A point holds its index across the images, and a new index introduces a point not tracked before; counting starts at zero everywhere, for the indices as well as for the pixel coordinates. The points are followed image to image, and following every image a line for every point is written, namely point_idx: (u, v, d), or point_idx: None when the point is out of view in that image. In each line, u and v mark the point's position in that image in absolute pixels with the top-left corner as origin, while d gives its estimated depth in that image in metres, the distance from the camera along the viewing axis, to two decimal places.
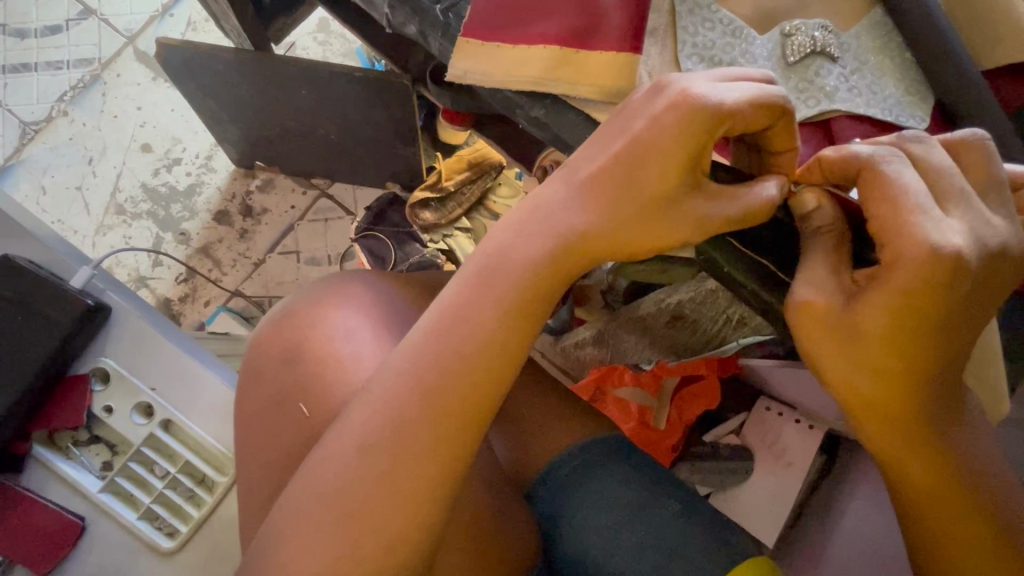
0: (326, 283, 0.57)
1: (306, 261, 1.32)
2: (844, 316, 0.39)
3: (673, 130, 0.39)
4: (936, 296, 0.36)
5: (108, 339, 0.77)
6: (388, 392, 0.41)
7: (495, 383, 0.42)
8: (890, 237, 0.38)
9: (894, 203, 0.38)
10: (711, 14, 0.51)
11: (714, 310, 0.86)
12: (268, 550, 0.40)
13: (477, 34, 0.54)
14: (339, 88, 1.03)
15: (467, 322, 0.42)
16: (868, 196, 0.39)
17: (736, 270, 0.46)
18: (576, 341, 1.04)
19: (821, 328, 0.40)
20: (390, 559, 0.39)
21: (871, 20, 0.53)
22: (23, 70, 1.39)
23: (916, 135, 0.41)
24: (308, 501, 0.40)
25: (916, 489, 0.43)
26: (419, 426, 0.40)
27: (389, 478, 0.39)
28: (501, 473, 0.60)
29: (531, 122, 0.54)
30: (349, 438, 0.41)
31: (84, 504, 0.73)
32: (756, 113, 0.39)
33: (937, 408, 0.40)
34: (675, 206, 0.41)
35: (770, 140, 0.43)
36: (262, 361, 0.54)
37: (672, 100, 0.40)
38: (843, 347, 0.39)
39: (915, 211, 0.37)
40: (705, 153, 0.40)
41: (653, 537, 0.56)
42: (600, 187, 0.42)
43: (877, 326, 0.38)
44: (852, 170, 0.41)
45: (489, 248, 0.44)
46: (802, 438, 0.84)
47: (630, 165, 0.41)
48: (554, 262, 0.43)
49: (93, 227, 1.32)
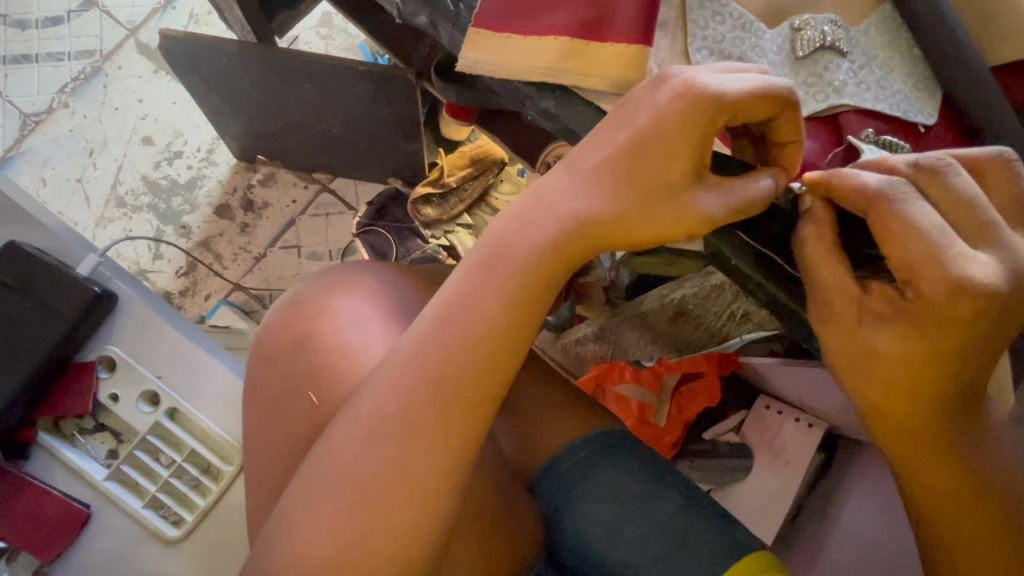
0: (334, 273, 0.57)
1: (307, 256, 1.32)
2: (857, 331, 0.41)
3: (676, 119, 0.40)
4: (951, 323, 0.37)
5: (114, 328, 0.77)
6: (397, 378, 0.41)
7: (501, 372, 0.42)
8: (911, 269, 0.38)
9: (908, 243, 0.38)
10: (721, 8, 0.51)
11: (718, 305, 0.83)
12: (277, 535, 0.41)
13: (487, 24, 0.54)
14: (343, 82, 1.03)
15: (476, 311, 0.42)
16: (881, 237, 0.39)
17: (742, 262, 0.45)
18: (577, 337, 1.03)
19: (835, 338, 0.42)
20: (401, 547, 0.39)
21: (880, 15, 0.53)
22: (24, 61, 1.38)
23: (934, 159, 0.40)
24: (317, 486, 0.40)
25: (925, 491, 0.44)
26: (425, 413, 0.40)
27: (400, 467, 0.39)
28: (507, 465, 0.60)
29: (541, 113, 0.54)
30: (358, 423, 0.41)
31: (89, 492, 0.73)
32: (760, 102, 0.39)
33: (952, 423, 0.41)
34: (678, 196, 0.41)
35: (773, 130, 0.43)
36: (270, 349, 0.54)
37: (676, 91, 0.40)
38: (855, 360, 0.41)
39: (934, 251, 0.37)
40: (708, 144, 0.40)
41: (658, 529, 0.57)
42: (605, 176, 0.42)
43: (888, 344, 0.40)
44: (858, 203, 0.40)
45: (497, 236, 0.44)
46: (802, 436, 0.84)
47: (635, 156, 0.41)
48: (557, 249, 0.43)
49: (94, 219, 1.32)
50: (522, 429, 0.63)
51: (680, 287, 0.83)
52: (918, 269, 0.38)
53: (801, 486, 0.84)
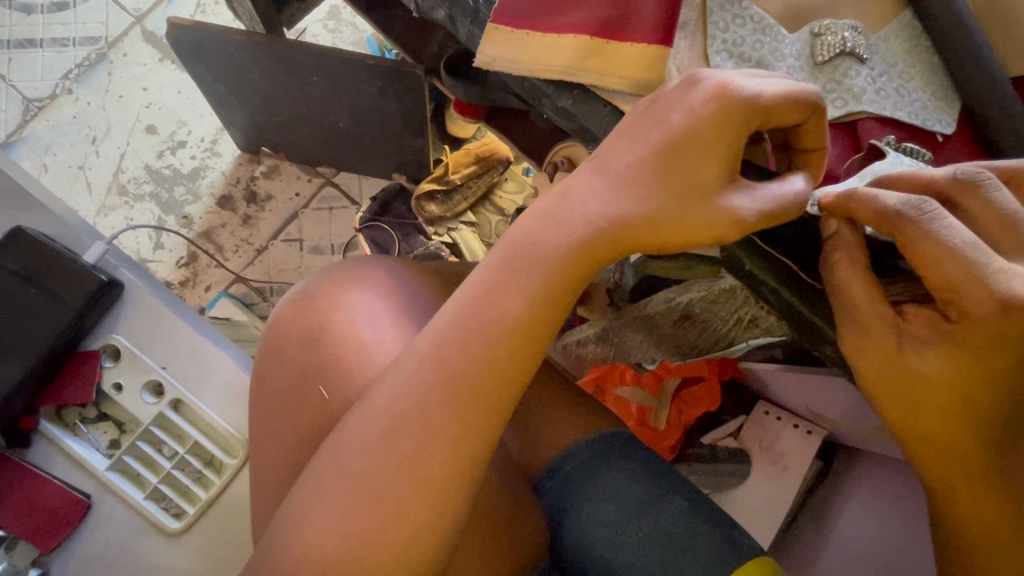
0: (344, 266, 0.56)
1: (309, 250, 1.31)
2: (896, 359, 0.40)
3: (711, 120, 0.39)
4: (998, 340, 0.36)
5: (120, 316, 0.77)
6: (415, 373, 0.40)
7: (518, 371, 0.41)
8: (954, 290, 0.37)
9: (946, 264, 0.36)
10: (742, 10, 0.51)
11: (726, 310, 0.76)
12: (286, 529, 0.40)
13: (506, 21, 0.54)
14: (351, 76, 1.02)
15: (493, 310, 0.41)
16: (916, 259, 0.38)
17: (757, 266, 0.45)
18: (578, 338, 1.01)
19: (875, 372, 0.40)
20: (411, 548, 0.39)
21: (900, 23, 0.53)
22: (28, 45, 1.37)
23: (973, 174, 0.39)
24: (330, 479, 0.40)
25: (976, 526, 0.42)
26: (441, 410, 0.40)
27: (412, 465, 0.39)
28: (513, 466, 0.60)
29: (558, 112, 0.54)
30: (374, 417, 0.40)
31: (90, 482, 0.72)
32: (792, 106, 0.39)
33: (998, 448, 0.40)
34: (713, 193, 0.40)
35: (800, 137, 0.43)
36: (280, 341, 0.54)
37: (710, 92, 0.40)
38: (897, 388, 0.40)
39: (978, 269, 0.36)
40: (742, 147, 0.40)
41: (663, 533, 0.56)
42: (638, 175, 0.42)
43: (932, 368, 0.39)
44: (883, 225, 0.39)
45: (517, 233, 0.43)
46: (799, 442, 0.85)
47: (667, 156, 0.41)
48: (581, 248, 0.42)
49: (95, 207, 1.30)
50: (529, 428, 0.63)
51: (686, 290, 0.74)
52: (960, 288, 0.36)
53: (799, 495, 0.85)
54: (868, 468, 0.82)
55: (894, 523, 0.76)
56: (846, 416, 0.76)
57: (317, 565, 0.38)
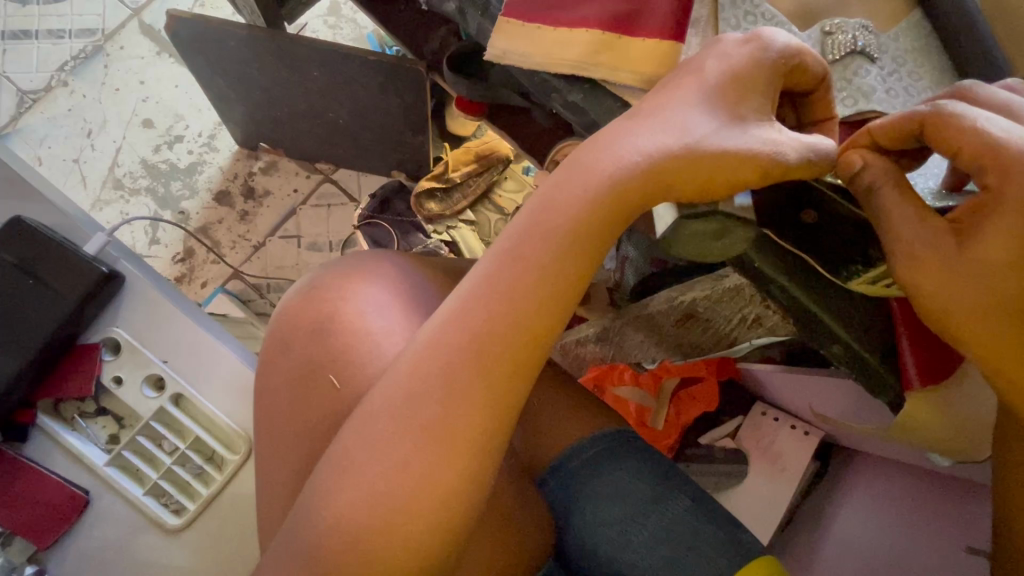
0: (350, 259, 0.56)
1: (307, 246, 1.30)
2: (957, 260, 0.39)
3: (749, 64, 0.41)
4: None
5: (119, 308, 0.76)
6: (439, 334, 0.40)
7: (539, 335, 0.41)
8: (990, 160, 0.38)
9: (971, 139, 0.38)
10: (754, 7, 0.50)
11: (730, 309, 0.72)
12: (313, 504, 0.40)
13: (518, 14, 0.54)
14: (351, 71, 1.01)
15: (522, 261, 0.41)
16: (940, 143, 0.39)
17: (765, 265, 0.44)
18: (576, 339, 0.90)
19: (935, 278, 0.39)
20: (442, 511, 0.38)
21: (909, 23, 0.53)
22: (23, 37, 1.34)
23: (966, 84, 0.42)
24: (354, 452, 0.39)
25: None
26: (466, 371, 0.39)
27: (440, 425, 0.38)
28: (519, 464, 0.59)
29: (567, 106, 0.54)
30: (394, 389, 0.40)
31: (89, 478, 0.71)
32: (816, 62, 0.42)
33: None
34: (754, 131, 0.41)
35: (810, 107, 0.45)
36: (288, 332, 0.53)
37: (742, 43, 0.42)
38: (961, 290, 0.39)
39: (998, 134, 0.38)
40: (776, 97, 0.42)
41: (667, 530, 0.56)
42: (675, 115, 0.41)
43: (992, 257, 0.38)
44: (908, 128, 0.40)
45: (543, 192, 0.43)
46: (797, 443, 0.86)
47: (705, 99, 0.41)
48: (613, 192, 0.41)
49: (91, 200, 1.29)
50: (534, 425, 0.62)
51: (691, 287, 0.70)
52: (990, 159, 0.37)
53: (795, 494, 0.86)
54: (865, 472, 0.82)
55: (890, 521, 0.77)
56: (847, 416, 0.74)
57: (329, 556, 0.38)
